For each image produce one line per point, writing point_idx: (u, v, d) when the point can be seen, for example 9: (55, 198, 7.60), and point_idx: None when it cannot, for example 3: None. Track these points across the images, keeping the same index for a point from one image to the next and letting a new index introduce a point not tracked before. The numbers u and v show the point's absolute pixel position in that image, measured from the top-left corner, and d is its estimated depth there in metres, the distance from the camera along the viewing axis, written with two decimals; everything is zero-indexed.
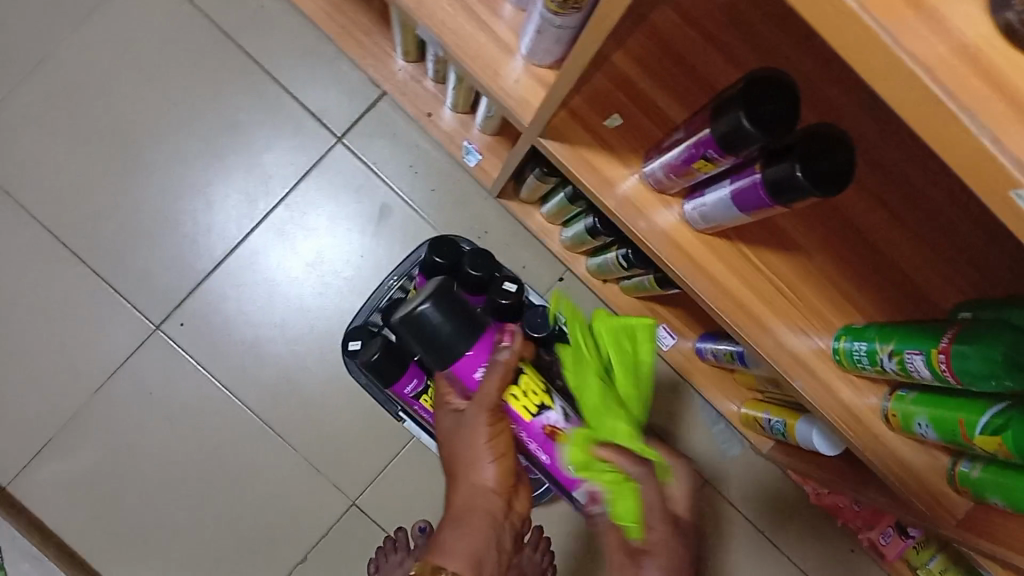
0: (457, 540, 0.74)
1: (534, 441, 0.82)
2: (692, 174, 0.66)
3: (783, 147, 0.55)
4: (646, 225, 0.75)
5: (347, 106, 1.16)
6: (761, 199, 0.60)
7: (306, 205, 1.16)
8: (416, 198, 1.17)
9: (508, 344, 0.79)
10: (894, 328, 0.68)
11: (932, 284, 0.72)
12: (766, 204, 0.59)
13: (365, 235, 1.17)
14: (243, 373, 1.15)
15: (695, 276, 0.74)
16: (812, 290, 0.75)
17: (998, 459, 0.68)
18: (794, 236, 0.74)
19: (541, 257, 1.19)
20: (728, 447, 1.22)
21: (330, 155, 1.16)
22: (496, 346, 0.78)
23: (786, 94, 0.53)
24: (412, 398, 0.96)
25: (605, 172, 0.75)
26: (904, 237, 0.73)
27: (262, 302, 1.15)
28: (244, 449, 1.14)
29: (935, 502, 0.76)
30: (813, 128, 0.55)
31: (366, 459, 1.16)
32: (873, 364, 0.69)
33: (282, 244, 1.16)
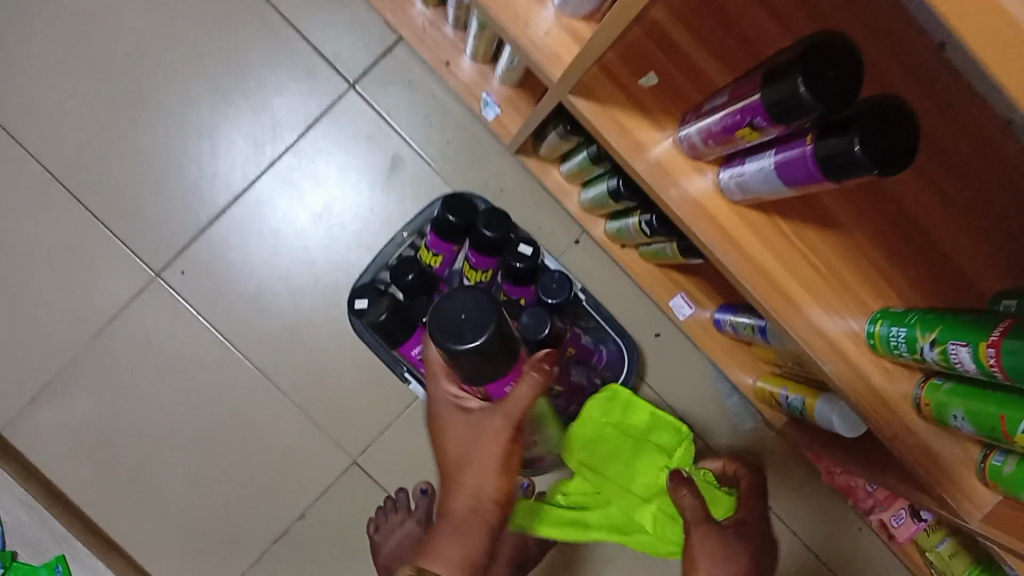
0: (451, 545, 0.70)
1: None
2: (733, 143, 0.61)
3: (842, 118, 0.50)
4: (677, 192, 0.70)
5: (361, 50, 1.10)
6: (809, 174, 0.55)
7: (315, 154, 1.11)
8: (430, 151, 1.13)
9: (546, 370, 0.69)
10: (937, 316, 0.64)
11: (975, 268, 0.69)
12: (815, 179, 0.55)
13: (375, 188, 1.12)
14: (245, 327, 1.11)
15: (726, 250, 0.70)
16: (851, 269, 0.70)
17: None
18: (835, 212, 0.70)
19: (557, 218, 1.15)
20: (740, 421, 1.19)
21: (342, 102, 1.11)
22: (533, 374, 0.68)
23: (850, 60, 0.48)
24: (419, 360, 0.93)
25: (636, 135, 0.70)
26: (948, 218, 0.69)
27: (267, 254, 1.11)
28: (245, 403, 1.12)
29: (961, 496, 0.73)
30: (875, 98, 0.50)
31: (368, 418, 1.12)
32: (912, 352, 0.65)
33: (289, 195, 1.11)
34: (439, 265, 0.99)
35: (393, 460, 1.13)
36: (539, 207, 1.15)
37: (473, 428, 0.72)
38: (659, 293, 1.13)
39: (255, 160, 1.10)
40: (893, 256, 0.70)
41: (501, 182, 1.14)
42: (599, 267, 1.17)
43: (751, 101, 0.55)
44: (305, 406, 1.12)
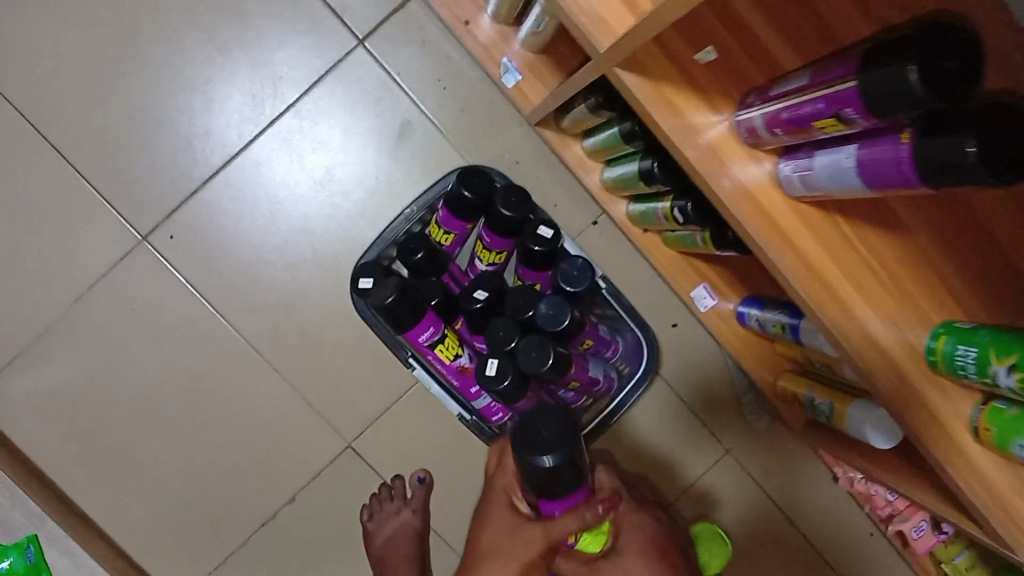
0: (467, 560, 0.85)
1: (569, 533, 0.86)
2: (807, 133, 0.54)
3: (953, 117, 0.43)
4: (732, 183, 0.62)
5: (372, 4, 1.01)
6: (900, 178, 0.48)
7: (318, 114, 1.03)
8: (443, 117, 1.04)
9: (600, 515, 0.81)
10: (1015, 336, 0.56)
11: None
12: (907, 184, 0.48)
13: (381, 154, 1.04)
14: (238, 298, 1.04)
15: (781, 251, 0.62)
16: (913, 278, 0.63)
17: None
18: (902, 213, 0.62)
19: (575, 196, 1.07)
20: (755, 418, 1.13)
21: (349, 59, 1.02)
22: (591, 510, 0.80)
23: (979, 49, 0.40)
24: (425, 347, 0.86)
25: (688, 116, 0.61)
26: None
27: (262, 221, 1.03)
28: (234, 378, 1.05)
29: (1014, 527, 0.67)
30: (996, 95, 0.43)
31: (365, 400, 1.05)
32: (982, 375, 0.57)
33: (288, 158, 1.03)
34: (450, 244, 0.91)
35: (390, 446, 1.06)
36: (556, 183, 1.07)
37: (513, 532, 0.86)
38: (680, 282, 1.06)
39: (252, 118, 1.02)
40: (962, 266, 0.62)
41: (518, 154, 1.06)
42: (617, 251, 1.09)
43: (842, 88, 0.47)
44: (299, 384, 1.05)
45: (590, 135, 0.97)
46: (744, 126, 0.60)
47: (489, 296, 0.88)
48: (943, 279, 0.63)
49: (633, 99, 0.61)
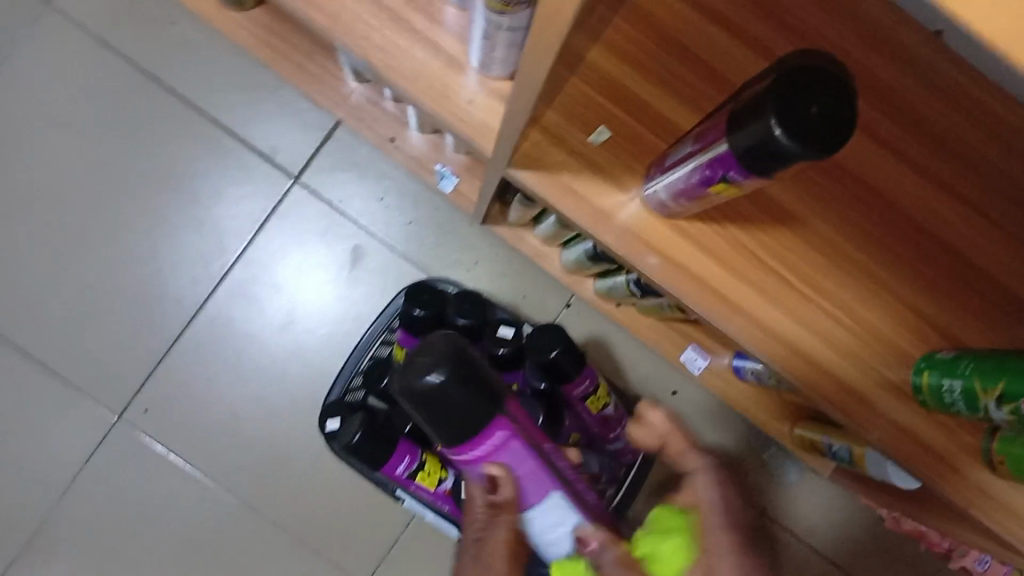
0: None
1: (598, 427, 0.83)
2: (710, 197, 0.51)
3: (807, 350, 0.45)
4: (656, 258, 0.59)
5: (301, 141, 1.01)
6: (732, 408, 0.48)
7: (265, 259, 1.02)
8: (392, 235, 1.02)
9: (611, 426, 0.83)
10: (996, 362, 0.52)
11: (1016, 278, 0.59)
12: None
13: (338, 286, 1.02)
14: (223, 459, 1.01)
15: (729, 318, 0.59)
16: (873, 311, 0.59)
17: None
18: (844, 241, 0.59)
19: (542, 282, 1.04)
20: (784, 472, 1.05)
21: (288, 199, 1.01)
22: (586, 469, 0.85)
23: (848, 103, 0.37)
24: (406, 478, 0.82)
25: (596, 200, 0.59)
26: (968, 219, 0.59)
27: (231, 375, 1.01)
28: (234, 540, 1.01)
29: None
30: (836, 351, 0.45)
31: (369, 537, 1.02)
32: (972, 407, 0.54)
33: (247, 309, 1.01)
34: None
35: None
36: (521, 274, 1.04)
37: None
38: (667, 349, 0.99)
39: (204, 277, 1.01)
40: (926, 282, 0.59)
41: (474, 254, 1.03)
42: (598, 330, 1.04)
43: (722, 149, 0.45)
44: (301, 535, 1.02)
45: (540, 218, 0.92)
46: (653, 199, 0.57)
47: None
48: (903, 303, 0.59)
49: (533, 196, 0.58)
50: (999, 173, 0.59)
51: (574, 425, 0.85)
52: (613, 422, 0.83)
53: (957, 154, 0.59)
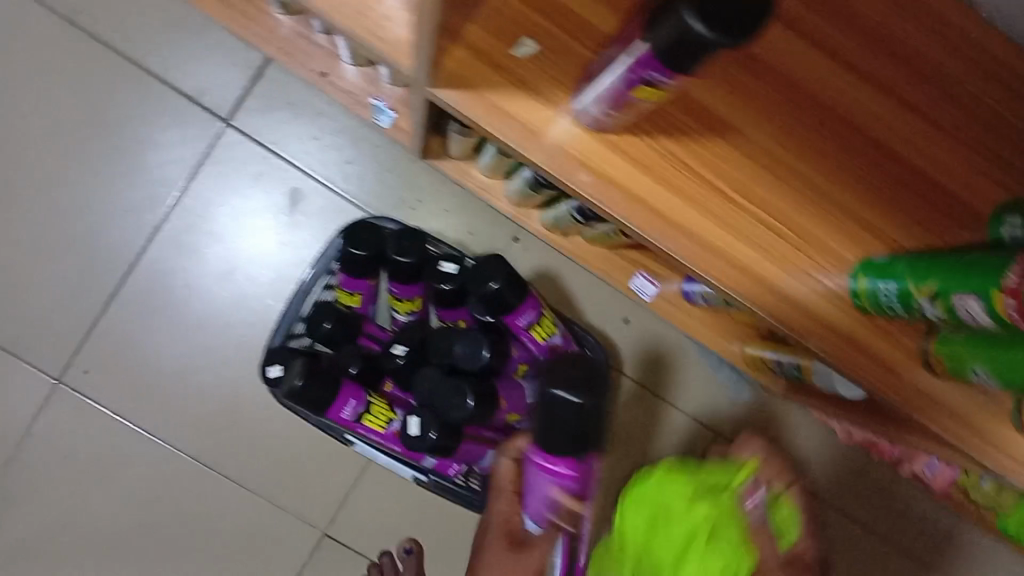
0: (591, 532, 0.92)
1: (546, 358, 0.82)
2: (633, 105, 0.49)
3: None
4: (590, 176, 0.57)
5: (229, 80, 0.96)
6: None
7: (201, 207, 0.98)
8: (331, 176, 0.99)
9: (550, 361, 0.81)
10: (932, 261, 0.51)
11: (947, 172, 0.59)
12: None
13: (278, 231, 0.99)
14: (172, 415, 0.99)
15: (664, 234, 0.58)
16: (810, 218, 0.58)
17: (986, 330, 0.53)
18: (782, 149, 0.58)
19: (488, 217, 1.02)
20: (737, 392, 1.06)
21: (220, 142, 0.97)
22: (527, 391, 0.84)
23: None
24: (352, 421, 0.81)
25: (525, 117, 0.56)
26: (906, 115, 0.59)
27: (174, 329, 0.99)
28: (190, 494, 0.99)
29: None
30: None
31: (327, 483, 1.01)
32: (907, 309, 0.53)
33: (185, 260, 0.98)
34: (361, 303, 0.87)
35: (366, 522, 1.02)
36: (465, 210, 1.01)
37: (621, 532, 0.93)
38: (617, 277, 0.98)
39: (137, 228, 0.97)
40: (862, 184, 0.59)
41: (417, 191, 1.00)
42: (547, 262, 1.03)
43: (638, 47, 0.43)
44: (257, 486, 1.00)
45: (483, 150, 0.89)
46: (582, 112, 0.55)
47: (409, 350, 0.84)
48: (841, 208, 0.59)
49: (459, 117, 0.56)
50: (930, 64, 0.59)
51: (524, 357, 0.84)
52: (562, 352, 0.82)
53: (890, 50, 0.59)
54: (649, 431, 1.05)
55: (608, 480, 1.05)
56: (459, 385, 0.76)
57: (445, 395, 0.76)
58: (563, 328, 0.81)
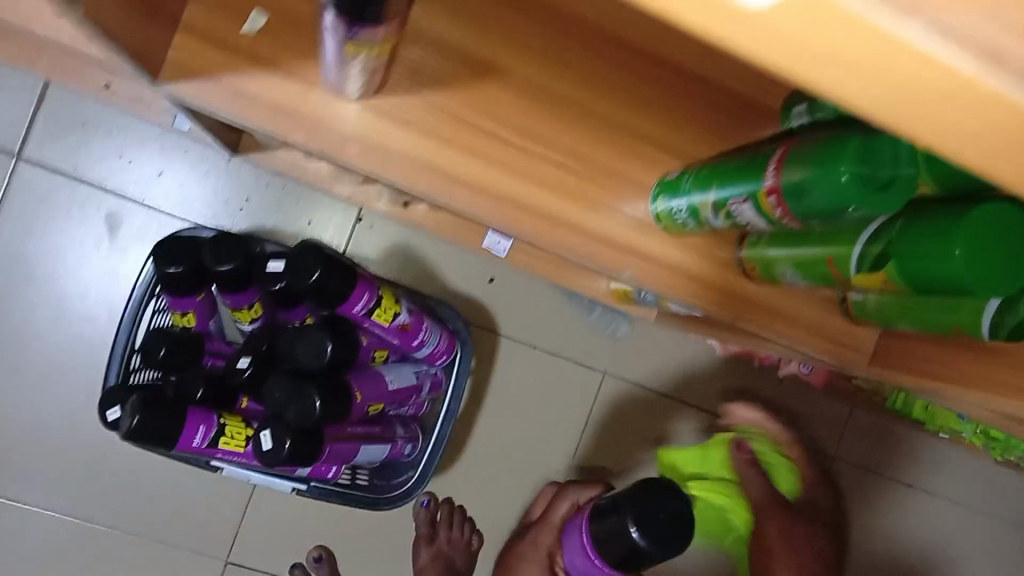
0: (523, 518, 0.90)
1: (397, 339, 0.79)
2: (358, 64, 0.46)
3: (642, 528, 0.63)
4: (358, 147, 0.53)
5: (10, 113, 0.89)
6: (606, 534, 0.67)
7: (13, 254, 0.91)
8: (147, 192, 0.93)
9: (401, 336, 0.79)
10: (710, 170, 0.50)
11: (714, 68, 0.59)
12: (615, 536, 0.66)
13: (105, 262, 0.93)
14: (33, 477, 0.93)
15: (456, 194, 0.55)
16: (596, 146, 0.57)
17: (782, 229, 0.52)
18: (551, 81, 0.56)
19: (326, 203, 0.97)
20: (617, 329, 1.05)
21: (16, 181, 0.90)
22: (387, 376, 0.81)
23: None
24: (208, 448, 0.76)
25: (273, 97, 0.52)
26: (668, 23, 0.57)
27: (14, 388, 0.92)
28: (73, 555, 0.94)
29: (818, 338, 0.62)
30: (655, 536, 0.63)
31: (218, 510, 0.97)
32: (698, 222, 0.52)
33: (9, 313, 0.91)
34: (197, 322, 0.82)
35: (268, 541, 0.98)
36: (300, 201, 0.97)
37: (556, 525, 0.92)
38: (467, 239, 0.95)
39: None
40: (631, 98, 0.57)
41: (244, 191, 0.95)
42: (398, 237, 0.99)
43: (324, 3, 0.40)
44: (144, 529, 0.95)
45: None
46: (327, 79, 0.50)
47: (255, 359, 0.80)
48: (623, 129, 0.57)
49: (204, 111, 0.51)
50: None
51: (376, 342, 0.81)
52: (414, 330, 0.79)
53: None
54: (537, 386, 1.04)
55: (508, 444, 1.03)
56: (304, 387, 0.73)
57: (292, 401, 0.72)
58: (409, 306, 0.78)
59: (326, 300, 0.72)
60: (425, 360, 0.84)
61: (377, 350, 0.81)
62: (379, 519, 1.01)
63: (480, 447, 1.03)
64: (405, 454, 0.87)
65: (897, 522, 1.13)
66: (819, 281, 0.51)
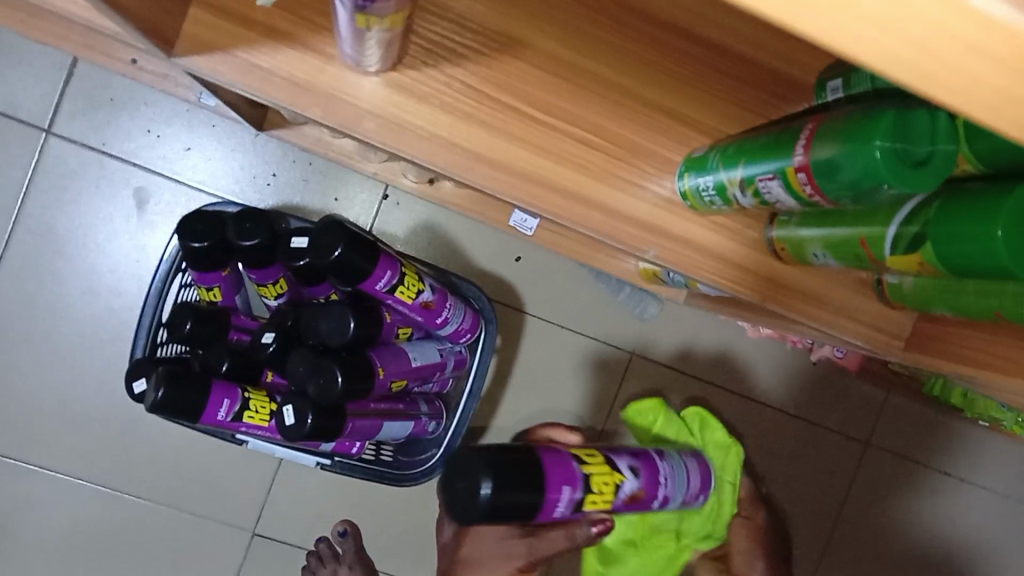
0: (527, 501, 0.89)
1: (421, 317, 0.78)
2: (372, 36, 0.45)
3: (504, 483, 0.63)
4: (374, 120, 0.52)
5: (39, 88, 0.90)
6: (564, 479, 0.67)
7: (46, 227, 0.92)
8: (174, 167, 0.93)
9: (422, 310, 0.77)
10: (739, 146, 0.48)
11: (746, 43, 0.56)
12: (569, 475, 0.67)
13: (132, 236, 0.93)
14: (66, 446, 0.95)
15: (476, 170, 0.54)
16: (618, 121, 0.55)
17: (814, 208, 0.50)
18: (574, 54, 0.54)
19: (351, 180, 0.97)
20: (645, 310, 1.03)
21: (45, 155, 0.91)
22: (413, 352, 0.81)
23: None
24: (233, 422, 0.76)
25: (288, 70, 0.51)
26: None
27: (46, 358, 0.93)
28: (106, 521, 0.96)
29: (851, 324, 0.59)
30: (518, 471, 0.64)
31: (245, 481, 0.98)
32: (726, 201, 0.50)
33: (40, 285, 0.93)
34: (223, 296, 0.82)
35: (294, 513, 0.99)
36: (327, 178, 0.96)
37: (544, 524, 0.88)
38: (493, 218, 0.94)
39: None
40: (655, 72, 0.55)
41: (270, 167, 0.95)
42: (423, 214, 0.99)
43: None
44: (173, 500, 0.97)
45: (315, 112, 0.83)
46: (343, 54, 0.50)
47: (278, 335, 0.79)
48: (647, 103, 0.55)
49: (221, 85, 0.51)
50: None
51: (400, 320, 0.80)
52: (437, 307, 0.78)
53: None
54: (564, 365, 1.03)
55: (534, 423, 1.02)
56: (325, 365, 0.72)
57: (314, 378, 0.72)
58: (432, 282, 0.77)
59: (349, 277, 0.71)
60: (448, 338, 0.83)
61: (401, 328, 0.81)
62: (403, 496, 1.01)
63: (504, 425, 1.02)
64: (430, 432, 0.86)
65: (931, 511, 1.10)
66: (856, 263, 0.48)
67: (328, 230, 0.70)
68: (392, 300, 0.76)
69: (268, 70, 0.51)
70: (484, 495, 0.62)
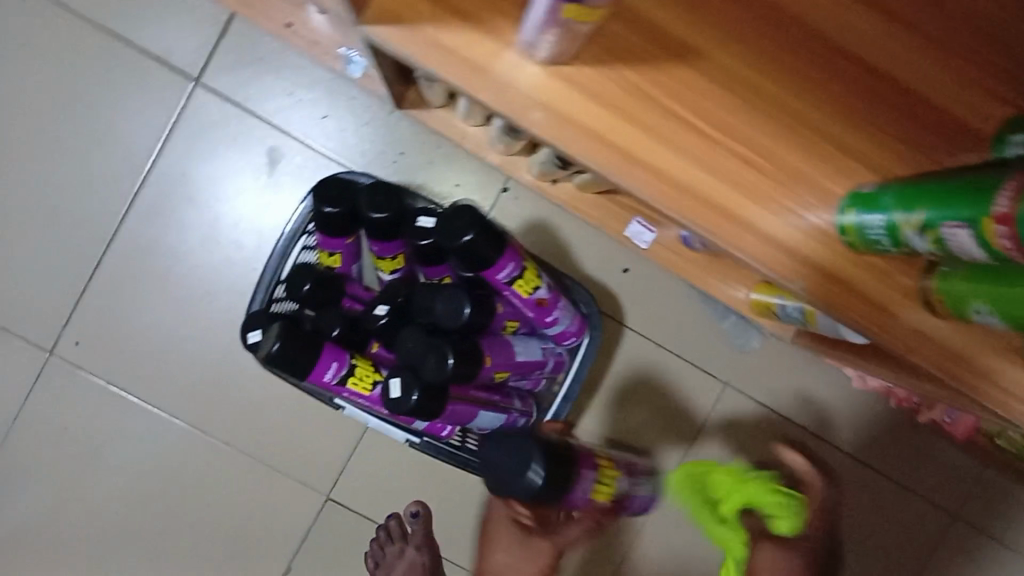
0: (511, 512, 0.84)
1: (533, 313, 0.78)
2: (570, 28, 0.45)
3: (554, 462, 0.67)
4: (543, 112, 0.52)
5: (195, 39, 0.93)
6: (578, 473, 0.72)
7: (182, 172, 0.95)
8: (309, 131, 0.95)
9: (535, 307, 0.77)
10: (925, 188, 0.47)
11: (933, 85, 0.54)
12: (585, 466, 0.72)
13: (259, 192, 0.96)
14: (166, 384, 0.98)
15: (635, 176, 0.53)
16: (784, 146, 0.54)
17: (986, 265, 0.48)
18: (753, 72, 0.53)
19: (475, 169, 0.97)
20: (747, 342, 1.01)
21: (191, 103, 0.94)
22: (520, 347, 0.81)
23: None
24: (337, 385, 0.78)
25: (467, 53, 0.51)
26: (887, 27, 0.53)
27: (161, 297, 0.97)
28: (191, 462, 0.99)
29: (1000, 393, 0.56)
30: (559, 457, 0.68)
31: (328, 447, 0.99)
32: (898, 242, 0.48)
33: (167, 225, 0.96)
34: (341, 263, 0.84)
35: (369, 486, 1.00)
36: (452, 164, 0.97)
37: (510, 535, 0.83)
38: (611, 226, 0.93)
39: (116, 196, 0.95)
40: (831, 101, 0.54)
41: (399, 144, 0.96)
42: (540, 213, 0.99)
43: None
44: (257, 453, 0.99)
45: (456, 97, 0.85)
46: (527, 44, 0.50)
47: (391, 309, 0.80)
48: (816, 132, 0.54)
49: (400, 59, 0.52)
50: None
51: (510, 312, 0.80)
52: (551, 306, 0.78)
53: None
54: (657, 384, 1.01)
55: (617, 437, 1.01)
56: (439, 347, 0.73)
57: (428, 357, 0.73)
58: (550, 280, 0.76)
59: (473, 262, 0.71)
60: (553, 339, 0.83)
61: (511, 321, 0.81)
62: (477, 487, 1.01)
63: (587, 435, 1.01)
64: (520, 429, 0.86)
65: None
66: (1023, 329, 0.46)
67: (462, 213, 0.70)
68: (509, 292, 0.76)
69: (448, 50, 0.51)
70: (536, 477, 0.65)
